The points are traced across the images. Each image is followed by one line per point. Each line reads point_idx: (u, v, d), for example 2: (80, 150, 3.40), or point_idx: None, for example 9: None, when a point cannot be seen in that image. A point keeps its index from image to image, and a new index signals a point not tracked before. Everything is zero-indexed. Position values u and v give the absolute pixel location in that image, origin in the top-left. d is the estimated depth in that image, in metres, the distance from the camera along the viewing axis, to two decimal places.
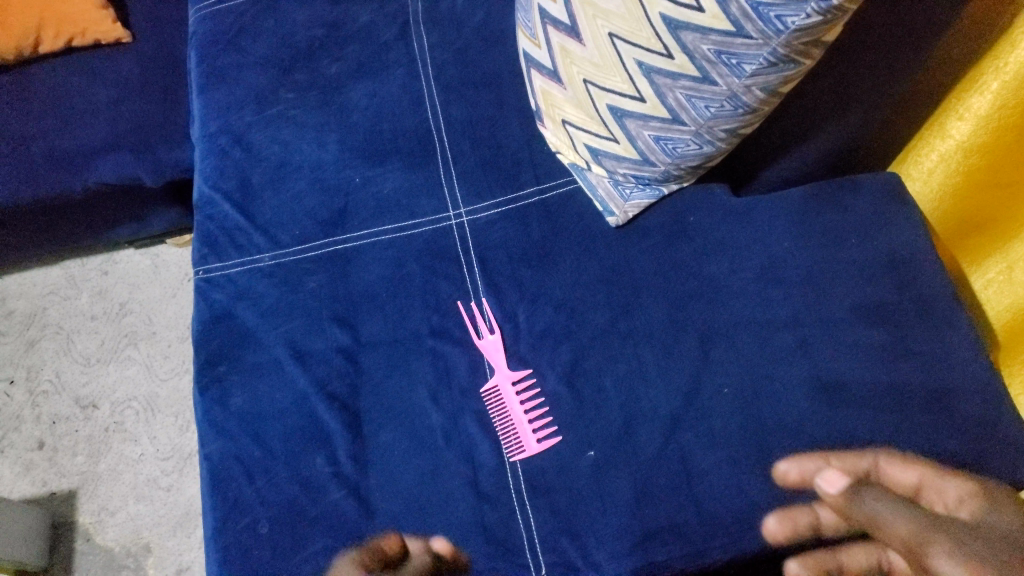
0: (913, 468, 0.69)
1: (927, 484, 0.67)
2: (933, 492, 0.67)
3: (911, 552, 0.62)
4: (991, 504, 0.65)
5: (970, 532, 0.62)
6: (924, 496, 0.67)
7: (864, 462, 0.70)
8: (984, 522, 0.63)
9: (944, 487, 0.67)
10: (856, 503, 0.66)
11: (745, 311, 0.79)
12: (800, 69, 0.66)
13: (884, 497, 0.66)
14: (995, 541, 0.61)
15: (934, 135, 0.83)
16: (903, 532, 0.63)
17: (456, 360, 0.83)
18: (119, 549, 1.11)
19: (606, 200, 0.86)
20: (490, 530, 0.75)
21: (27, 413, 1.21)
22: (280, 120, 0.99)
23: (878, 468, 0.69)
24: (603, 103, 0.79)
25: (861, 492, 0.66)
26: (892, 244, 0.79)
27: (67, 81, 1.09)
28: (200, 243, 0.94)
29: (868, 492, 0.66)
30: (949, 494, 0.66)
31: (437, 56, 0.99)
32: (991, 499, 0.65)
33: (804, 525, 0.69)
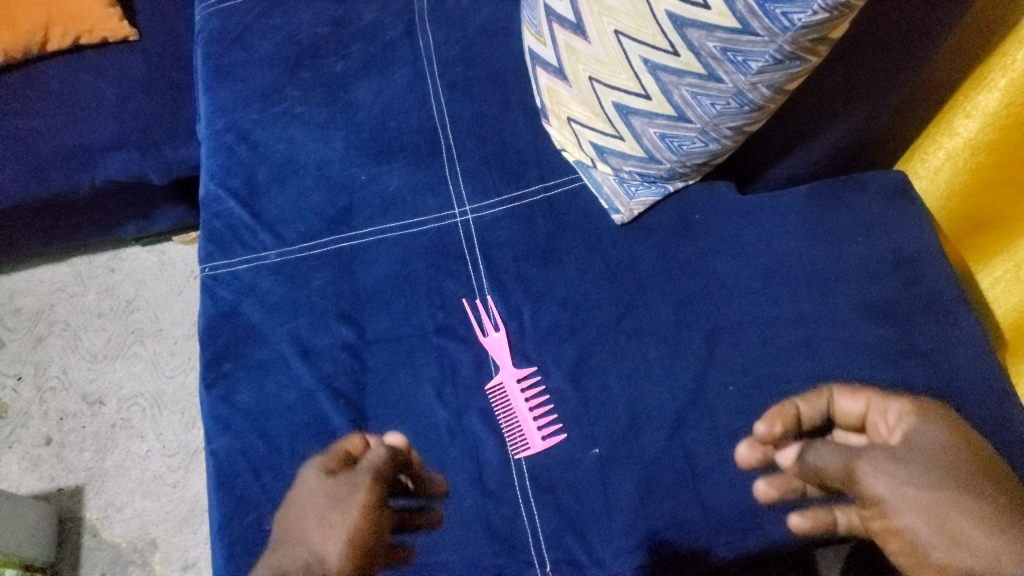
0: (859, 396, 0.72)
1: (872, 410, 0.71)
2: (877, 415, 0.71)
3: (846, 484, 0.69)
4: (913, 416, 0.69)
5: (899, 451, 0.68)
6: (869, 420, 0.71)
7: (820, 403, 0.73)
8: (913, 435, 0.68)
9: (885, 408, 0.71)
10: (801, 459, 0.71)
11: (751, 309, 0.79)
12: (806, 66, 0.66)
13: (825, 445, 0.71)
14: (921, 458, 0.66)
15: (941, 133, 0.83)
16: (833, 468, 0.69)
17: (461, 357, 0.84)
18: (126, 545, 1.11)
19: (612, 198, 0.86)
20: (495, 527, 0.75)
21: (34, 409, 1.22)
22: (286, 117, 0.99)
23: (834, 407, 0.73)
24: (609, 101, 0.78)
25: (808, 448, 0.71)
26: (898, 241, 0.79)
27: (75, 78, 1.10)
28: (206, 240, 0.94)
29: (813, 442, 0.72)
30: (888, 413, 0.70)
31: (443, 53, 0.99)
32: (919, 408, 0.70)
33: (794, 485, 0.71)
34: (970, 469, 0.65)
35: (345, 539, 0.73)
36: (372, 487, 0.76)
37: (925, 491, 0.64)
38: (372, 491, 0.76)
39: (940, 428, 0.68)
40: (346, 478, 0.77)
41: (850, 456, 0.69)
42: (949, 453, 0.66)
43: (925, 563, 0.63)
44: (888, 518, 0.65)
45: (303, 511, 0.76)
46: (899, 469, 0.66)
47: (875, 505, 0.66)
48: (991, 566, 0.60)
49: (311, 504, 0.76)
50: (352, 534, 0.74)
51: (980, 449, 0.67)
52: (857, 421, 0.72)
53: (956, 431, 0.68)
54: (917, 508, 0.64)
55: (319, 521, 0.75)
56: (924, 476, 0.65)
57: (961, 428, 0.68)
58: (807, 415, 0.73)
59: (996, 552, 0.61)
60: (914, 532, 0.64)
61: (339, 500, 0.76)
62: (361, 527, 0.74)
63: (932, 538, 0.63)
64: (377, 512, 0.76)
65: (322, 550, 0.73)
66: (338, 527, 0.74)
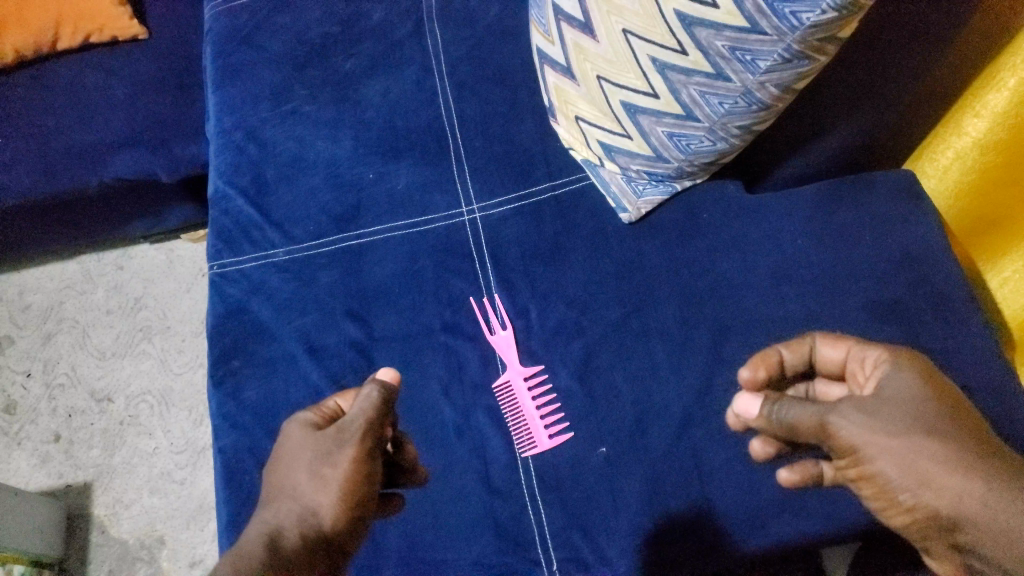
0: (840, 343, 0.62)
1: (851, 358, 0.61)
2: (857, 363, 0.60)
3: (823, 436, 0.55)
4: (901, 357, 0.56)
5: (870, 400, 0.54)
6: (851, 368, 0.61)
7: (803, 350, 0.64)
8: (885, 384, 0.55)
9: (863, 356, 0.59)
10: (771, 415, 0.59)
11: (758, 308, 0.79)
12: (814, 65, 0.66)
13: (790, 399, 0.58)
14: (891, 404, 0.53)
15: (950, 132, 0.82)
16: (805, 419, 0.56)
17: (468, 355, 0.84)
18: (134, 541, 1.12)
19: (619, 196, 0.86)
20: (502, 525, 0.75)
21: (43, 406, 1.23)
22: (295, 116, 0.99)
23: (817, 354, 0.64)
24: (617, 99, 0.79)
25: (777, 404, 0.59)
26: (906, 241, 0.79)
27: (85, 77, 1.10)
28: (215, 238, 0.95)
29: (778, 399, 0.59)
30: (867, 360, 0.59)
31: (451, 52, 0.99)
32: (897, 355, 0.56)
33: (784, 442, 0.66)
34: (946, 413, 0.52)
35: (336, 492, 0.65)
36: (360, 442, 0.67)
37: (903, 438, 0.51)
38: (360, 445, 0.67)
39: (920, 370, 0.55)
40: (333, 436, 0.67)
41: (825, 406, 0.55)
42: (922, 400, 0.53)
43: (897, 505, 0.52)
44: (864, 463, 0.52)
45: (291, 474, 0.67)
46: (878, 417, 0.52)
47: (850, 453, 0.53)
48: (953, 505, 0.49)
49: (302, 455, 0.67)
50: (344, 488, 0.65)
51: (970, 411, 0.54)
52: (838, 368, 0.63)
53: (933, 379, 0.54)
54: (903, 456, 0.51)
55: (311, 473, 0.66)
56: (916, 423, 0.51)
57: (939, 377, 0.55)
58: (791, 362, 0.64)
59: (961, 487, 0.49)
60: (889, 478, 0.51)
61: (327, 453, 0.66)
62: (352, 482, 0.65)
63: (909, 483, 0.50)
64: (367, 468, 0.67)
65: (316, 501, 0.65)
66: (331, 482, 0.65)
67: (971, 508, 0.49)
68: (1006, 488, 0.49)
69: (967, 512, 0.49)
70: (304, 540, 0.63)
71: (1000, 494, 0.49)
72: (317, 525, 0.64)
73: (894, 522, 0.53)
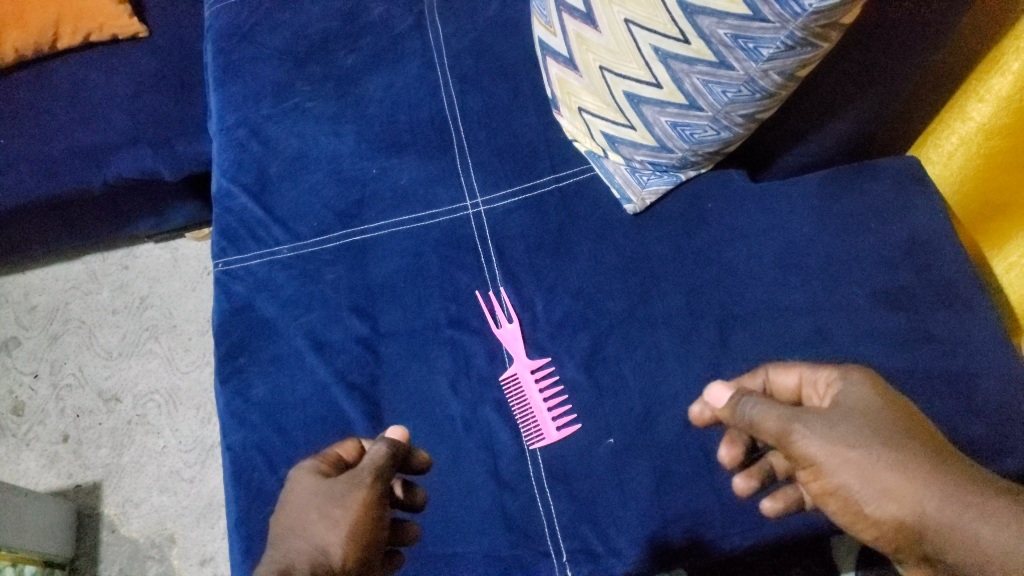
0: (791, 370, 0.61)
1: (805, 383, 0.60)
2: (811, 388, 0.60)
3: (785, 448, 0.54)
4: (853, 373, 0.57)
5: (830, 412, 0.54)
6: (806, 394, 0.61)
7: (755, 382, 0.64)
8: (841, 398, 0.55)
9: (816, 378, 0.59)
10: (735, 410, 0.57)
11: (764, 297, 0.79)
12: (817, 52, 0.65)
13: (757, 398, 0.56)
14: (851, 416, 0.53)
15: (954, 117, 0.82)
16: (768, 424, 0.54)
17: (474, 348, 0.84)
18: (144, 540, 1.12)
19: (623, 187, 0.86)
20: (511, 518, 0.76)
21: (51, 406, 1.23)
22: (297, 112, 0.99)
23: (769, 383, 0.63)
24: (620, 90, 0.78)
25: (742, 399, 0.57)
26: (912, 228, 0.79)
27: (86, 76, 1.10)
28: (219, 236, 0.94)
29: (744, 393, 0.58)
30: (819, 382, 0.59)
31: (453, 46, 0.99)
32: (847, 370, 0.57)
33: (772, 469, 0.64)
34: (902, 423, 0.53)
35: (346, 531, 0.57)
36: (372, 485, 0.60)
37: (865, 449, 0.51)
38: (373, 487, 0.60)
39: (872, 384, 0.56)
40: (345, 479, 0.61)
41: (790, 414, 0.53)
42: (879, 412, 0.53)
43: (863, 518, 0.51)
44: (827, 477, 0.51)
45: (299, 518, 0.60)
46: (840, 428, 0.52)
47: (811, 466, 0.52)
48: (915, 515, 0.49)
49: (311, 499, 0.61)
50: (353, 530, 0.57)
51: (922, 422, 0.54)
52: (791, 395, 0.62)
53: (886, 393, 0.55)
54: (864, 468, 0.50)
55: (321, 514, 0.59)
56: (875, 435, 0.51)
57: (890, 391, 0.56)
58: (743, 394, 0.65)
59: (920, 495, 0.49)
60: (853, 491, 0.50)
61: (338, 494, 0.60)
62: (361, 523, 0.58)
63: (873, 495, 0.50)
64: (379, 512, 0.60)
65: (324, 541, 0.57)
66: (341, 522, 0.58)
67: (931, 515, 0.49)
68: (962, 494, 0.49)
69: (929, 520, 0.49)
70: None
71: (957, 500, 0.49)
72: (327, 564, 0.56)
73: (864, 535, 0.52)
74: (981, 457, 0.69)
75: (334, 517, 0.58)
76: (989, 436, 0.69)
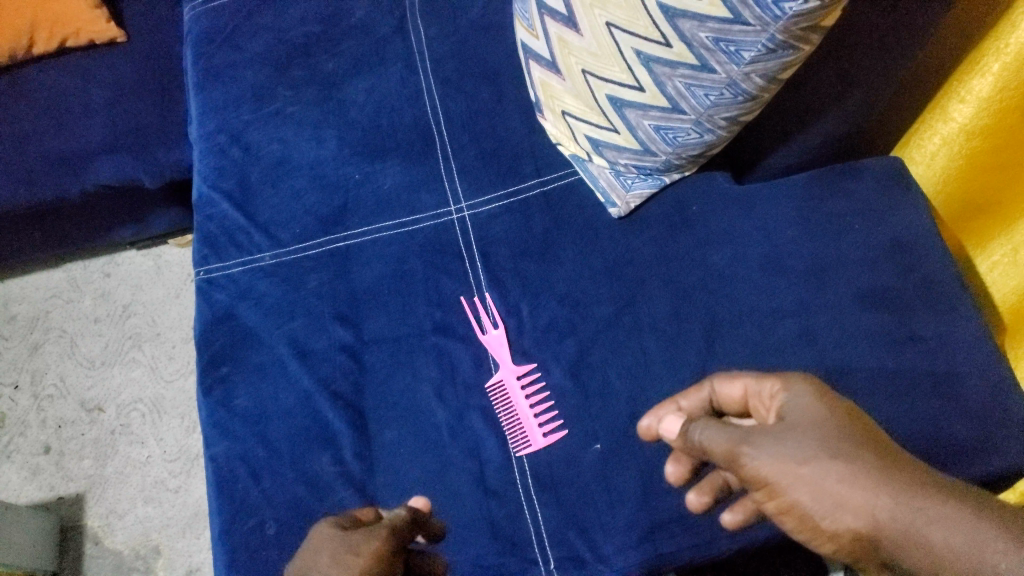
0: (737, 381, 0.64)
1: (750, 394, 0.62)
2: (757, 399, 0.62)
3: (736, 468, 0.54)
4: (796, 385, 0.57)
5: (777, 428, 0.54)
6: (752, 404, 0.63)
7: (703, 396, 0.66)
8: (787, 411, 0.55)
9: (761, 389, 0.61)
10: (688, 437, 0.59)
11: (750, 300, 0.79)
12: (799, 55, 0.65)
13: (708, 423, 0.58)
14: (797, 430, 0.52)
15: (937, 118, 0.82)
16: (718, 447, 0.55)
17: (459, 355, 0.83)
18: (129, 552, 1.10)
19: (608, 191, 0.85)
20: (499, 526, 0.75)
21: (32, 418, 1.20)
22: (279, 117, 0.98)
23: (715, 394, 0.66)
24: (603, 93, 0.78)
25: (692, 426, 0.59)
26: (896, 229, 0.79)
27: (63, 82, 1.08)
28: (200, 243, 0.93)
29: (696, 420, 0.59)
30: (764, 393, 0.60)
31: (435, 49, 0.98)
32: (788, 379, 0.58)
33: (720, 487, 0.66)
34: (850, 433, 0.52)
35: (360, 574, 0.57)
36: (389, 537, 0.61)
37: (813, 463, 0.50)
38: (388, 540, 0.61)
39: (816, 394, 0.56)
40: (362, 529, 0.61)
41: (737, 435, 0.54)
42: (825, 422, 0.53)
43: (820, 533, 0.51)
44: (780, 495, 0.51)
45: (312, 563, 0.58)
46: (787, 444, 0.52)
47: (764, 485, 0.52)
48: (870, 525, 0.49)
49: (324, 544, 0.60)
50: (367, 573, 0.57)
51: (868, 424, 0.54)
52: (739, 405, 0.64)
53: (830, 399, 0.55)
54: (815, 484, 0.50)
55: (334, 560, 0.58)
56: (823, 448, 0.51)
57: (834, 397, 0.56)
58: (690, 409, 0.66)
59: (873, 504, 0.49)
60: (806, 507, 0.50)
61: (354, 543, 0.59)
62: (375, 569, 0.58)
63: (827, 509, 0.49)
64: (392, 564, 0.60)
65: None
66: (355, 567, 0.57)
67: (885, 524, 0.49)
68: (914, 502, 0.49)
69: (884, 529, 0.48)
70: None
71: (910, 507, 0.49)
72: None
73: (823, 549, 0.52)
74: (966, 457, 0.69)
75: (348, 563, 0.58)
76: (975, 437, 0.69)
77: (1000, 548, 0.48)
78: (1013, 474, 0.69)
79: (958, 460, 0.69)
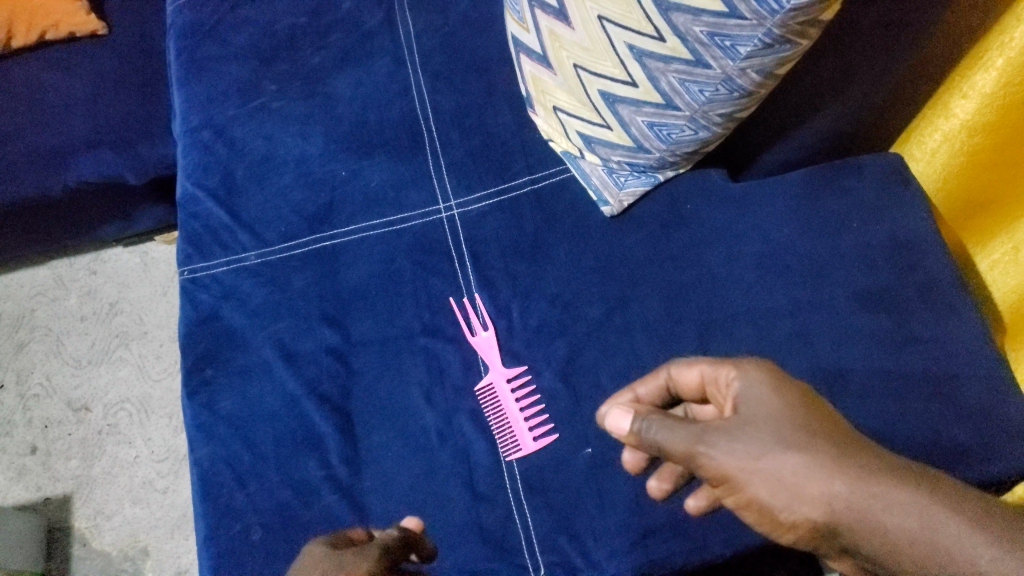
0: (693, 367, 0.61)
1: (706, 380, 0.60)
2: (712, 385, 0.59)
3: (696, 466, 0.54)
4: (751, 370, 0.55)
5: (733, 422, 0.53)
6: (709, 391, 0.60)
7: (659, 382, 0.64)
8: (742, 402, 0.54)
9: (716, 377, 0.58)
10: (641, 436, 0.56)
11: (744, 301, 0.77)
12: (797, 50, 0.63)
13: (659, 419, 0.56)
14: (754, 425, 0.52)
15: (938, 114, 0.80)
16: (674, 446, 0.54)
17: (448, 357, 0.82)
18: (117, 553, 1.09)
19: (600, 189, 0.83)
20: (488, 531, 0.73)
21: (18, 417, 1.19)
22: (264, 112, 0.95)
23: (671, 380, 0.64)
24: (595, 89, 0.76)
25: (645, 423, 0.56)
26: (894, 228, 0.77)
27: (44, 76, 1.06)
28: (184, 242, 0.91)
29: (647, 415, 0.57)
30: (720, 380, 0.58)
31: (424, 42, 0.95)
32: (745, 366, 0.56)
33: (679, 474, 0.69)
34: (806, 423, 0.52)
35: None
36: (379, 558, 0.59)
37: (770, 457, 0.51)
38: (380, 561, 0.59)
39: (770, 381, 0.54)
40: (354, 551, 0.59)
41: (693, 434, 0.53)
42: (780, 413, 0.52)
43: (781, 524, 0.52)
44: (740, 490, 0.52)
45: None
46: (743, 441, 0.52)
47: (724, 481, 0.53)
48: (827, 514, 0.50)
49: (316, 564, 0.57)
50: None
51: (825, 409, 0.54)
52: (696, 390, 0.62)
53: (787, 386, 0.54)
54: (772, 477, 0.50)
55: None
56: (779, 441, 0.51)
57: (792, 383, 0.55)
58: (647, 396, 0.65)
59: (828, 494, 0.50)
60: (764, 500, 0.51)
61: (346, 562, 0.57)
62: None
63: (785, 502, 0.50)
64: None
65: None
66: None
67: (842, 512, 0.50)
68: (869, 486, 0.50)
69: (840, 517, 0.50)
70: None
71: (865, 493, 0.50)
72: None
73: (784, 537, 0.53)
74: (963, 463, 0.67)
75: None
76: (974, 441, 0.68)
77: (950, 528, 0.49)
78: (1012, 480, 0.68)
79: (956, 466, 0.67)
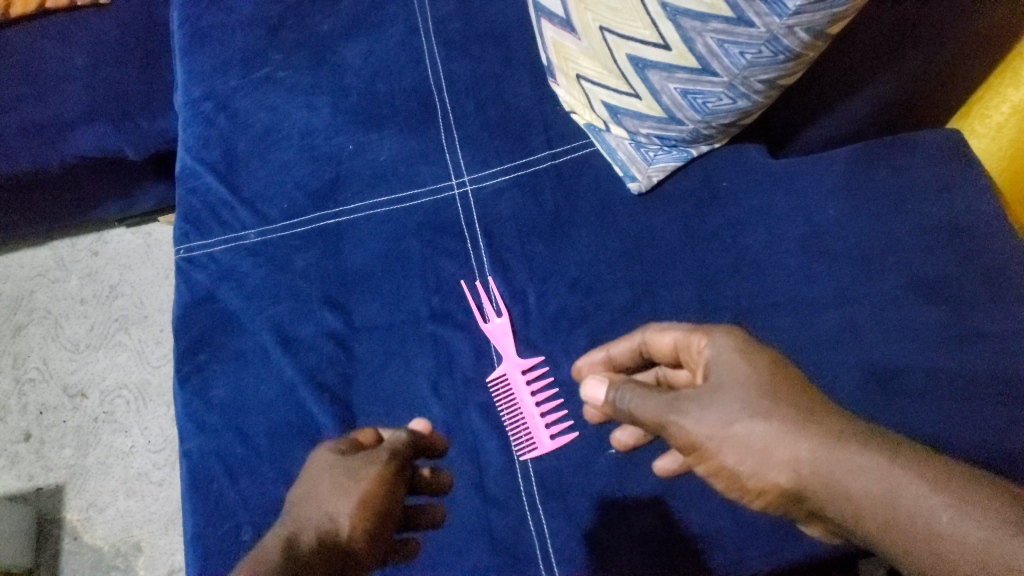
0: (667, 333, 0.60)
1: (679, 347, 0.59)
2: (685, 351, 0.58)
3: (669, 435, 0.53)
4: (720, 336, 0.54)
5: (702, 390, 0.52)
6: (682, 356, 0.59)
7: (633, 343, 0.64)
8: (711, 369, 0.53)
9: (688, 343, 0.57)
10: (616, 406, 0.57)
11: (785, 289, 0.70)
12: (853, 4, 0.55)
13: (633, 389, 0.56)
14: (721, 393, 0.51)
15: (1006, 84, 0.71)
16: (646, 415, 0.54)
17: (458, 345, 0.75)
18: (109, 549, 1.04)
19: (627, 164, 0.76)
20: (498, 537, 0.67)
21: (13, 403, 1.15)
22: (269, 83, 0.90)
23: (645, 343, 0.63)
24: (622, 53, 0.68)
25: (620, 392, 0.57)
26: (950, 212, 0.68)
27: (43, 45, 1.01)
28: (181, 219, 0.86)
29: (621, 385, 0.57)
30: (691, 347, 0.57)
31: (439, 9, 0.89)
32: (715, 333, 0.54)
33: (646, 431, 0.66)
34: (773, 389, 0.50)
35: (358, 501, 0.54)
36: (389, 461, 0.58)
37: (738, 425, 0.49)
38: (388, 464, 0.57)
39: (738, 347, 0.53)
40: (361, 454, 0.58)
41: (663, 404, 0.53)
42: (747, 378, 0.51)
43: (750, 490, 0.51)
44: (709, 458, 0.51)
45: (309, 489, 0.56)
46: (711, 409, 0.50)
47: (694, 449, 0.52)
48: (792, 479, 0.48)
49: (322, 474, 0.57)
50: (365, 497, 0.55)
51: (794, 374, 0.52)
52: (669, 355, 0.61)
53: (754, 351, 0.52)
54: (740, 445, 0.49)
55: (332, 486, 0.56)
56: (744, 406, 0.49)
57: (760, 348, 0.53)
58: (620, 357, 0.65)
59: (793, 459, 0.48)
60: (732, 467, 0.50)
61: (352, 468, 0.56)
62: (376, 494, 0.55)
63: (752, 469, 0.49)
64: (394, 488, 0.57)
65: (333, 509, 0.54)
66: (354, 493, 0.55)
67: (806, 477, 0.48)
68: (831, 449, 0.47)
69: (806, 481, 0.48)
70: (320, 544, 0.52)
71: (830, 457, 0.47)
72: (334, 532, 0.53)
73: (755, 504, 0.52)
74: None
75: (347, 488, 0.55)
76: None
77: (913, 491, 0.45)
78: None
79: None
